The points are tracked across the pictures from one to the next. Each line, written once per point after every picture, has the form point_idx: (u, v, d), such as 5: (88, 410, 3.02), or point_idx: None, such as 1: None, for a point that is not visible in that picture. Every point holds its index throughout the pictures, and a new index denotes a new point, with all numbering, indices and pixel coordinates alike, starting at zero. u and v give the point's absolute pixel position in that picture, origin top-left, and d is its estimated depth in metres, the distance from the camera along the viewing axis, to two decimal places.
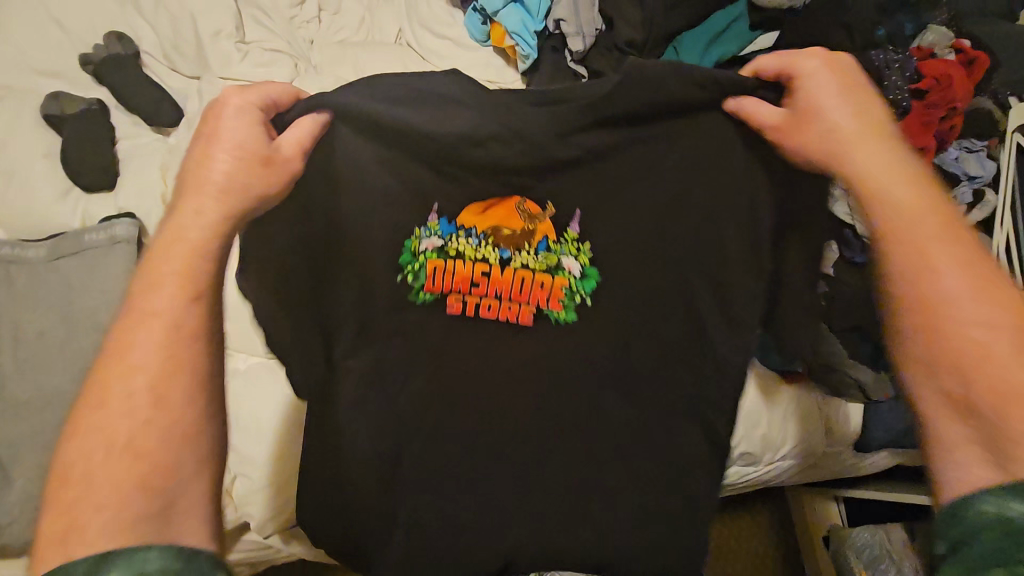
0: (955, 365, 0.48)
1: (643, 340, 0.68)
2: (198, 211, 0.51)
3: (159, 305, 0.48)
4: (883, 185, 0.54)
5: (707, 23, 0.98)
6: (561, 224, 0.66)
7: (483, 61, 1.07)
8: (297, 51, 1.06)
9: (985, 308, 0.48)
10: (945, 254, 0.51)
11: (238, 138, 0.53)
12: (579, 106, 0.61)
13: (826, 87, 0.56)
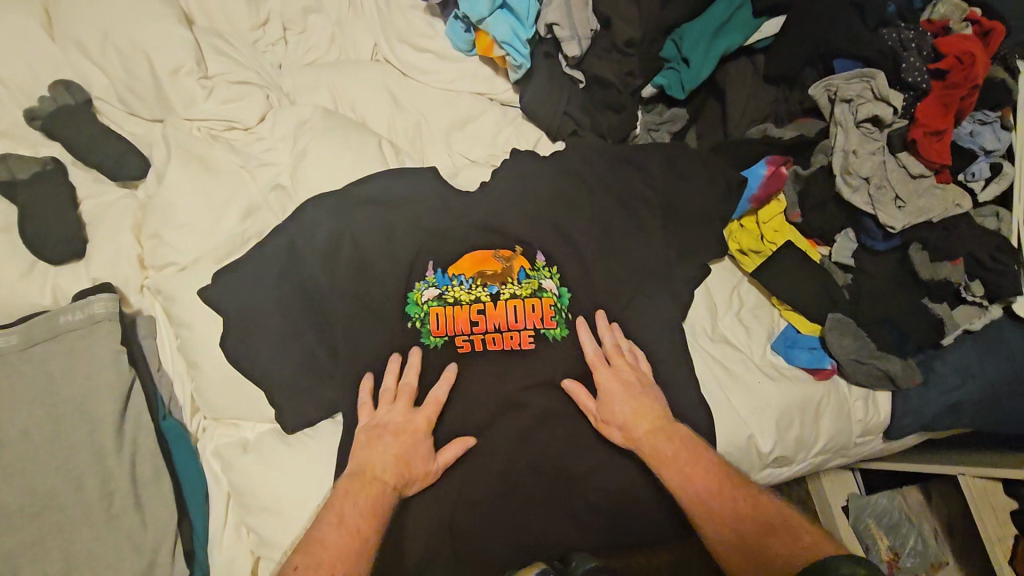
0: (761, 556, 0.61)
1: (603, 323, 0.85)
2: (363, 483, 0.68)
3: (333, 515, 0.64)
4: (679, 447, 0.73)
5: (708, 14, 0.92)
6: (530, 257, 0.85)
7: (469, 73, 1.01)
8: (267, 80, 0.98)
9: (779, 543, 0.61)
10: (714, 500, 0.67)
11: (402, 436, 0.73)
12: (538, 175, 0.91)
13: (618, 400, 0.78)
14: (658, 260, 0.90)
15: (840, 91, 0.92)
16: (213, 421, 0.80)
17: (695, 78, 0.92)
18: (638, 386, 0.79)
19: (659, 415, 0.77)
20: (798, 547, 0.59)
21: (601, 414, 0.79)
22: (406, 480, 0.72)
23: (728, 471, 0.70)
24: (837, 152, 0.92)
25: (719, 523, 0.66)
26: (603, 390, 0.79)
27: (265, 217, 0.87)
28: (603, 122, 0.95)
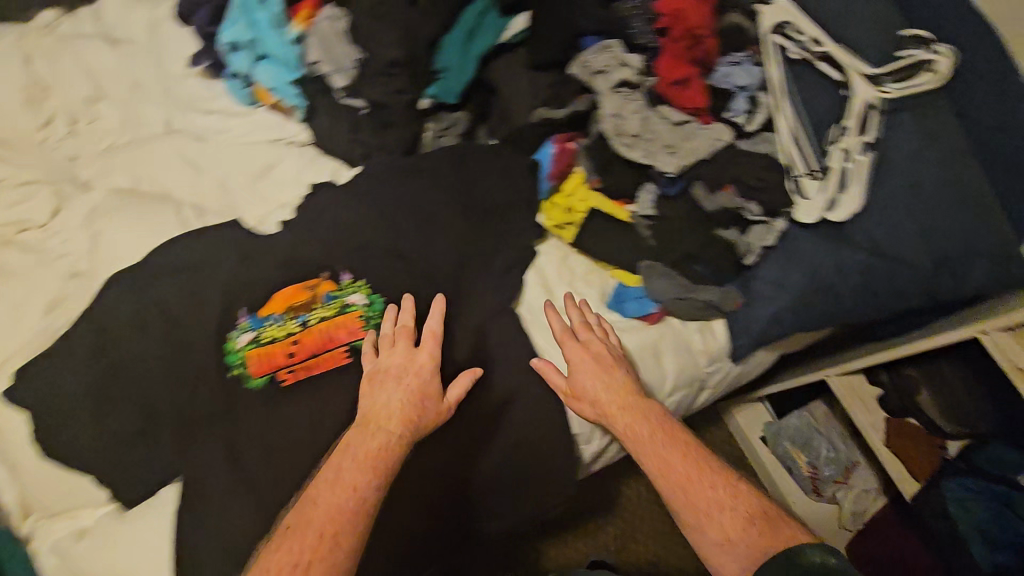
0: (693, 504, 0.81)
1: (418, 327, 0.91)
2: (365, 440, 0.77)
3: (368, 452, 0.75)
4: (637, 406, 0.92)
5: (461, 21, 0.99)
6: (335, 279, 0.90)
7: (260, 123, 1.06)
8: (58, 175, 0.99)
9: (705, 487, 0.82)
10: (667, 448, 0.87)
11: (403, 378, 0.83)
12: (347, 202, 0.96)
13: (586, 376, 0.94)
14: (502, 254, 0.99)
15: (591, 66, 1.01)
16: (54, 514, 0.80)
17: (460, 82, 0.99)
18: (609, 360, 0.96)
19: (626, 387, 0.94)
20: (731, 502, 0.80)
21: (573, 385, 0.95)
22: (417, 417, 0.81)
23: (692, 447, 0.87)
24: (604, 118, 1.01)
25: (662, 472, 0.85)
26: (577, 366, 0.96)
27: (71, 306, 0.87)
28: (389, 140, 1.00)
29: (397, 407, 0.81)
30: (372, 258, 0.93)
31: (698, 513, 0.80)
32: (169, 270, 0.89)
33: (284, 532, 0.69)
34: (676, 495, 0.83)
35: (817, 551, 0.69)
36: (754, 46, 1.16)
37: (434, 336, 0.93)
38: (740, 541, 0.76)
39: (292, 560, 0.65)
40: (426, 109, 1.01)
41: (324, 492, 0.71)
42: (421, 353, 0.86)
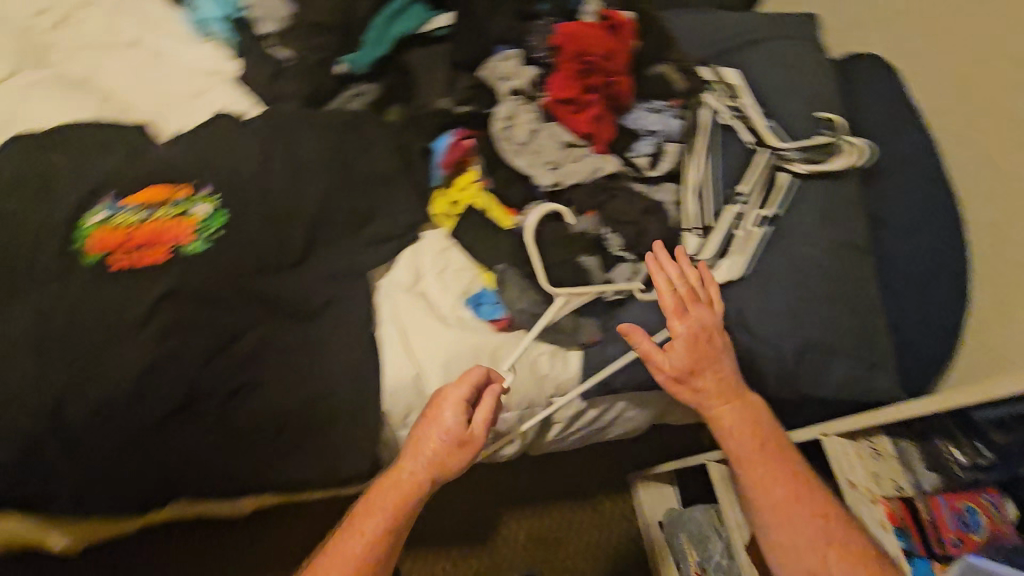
0: (802, 522, 0.87)
1: (253, 249, 0.97)
2: (413, 477, 0.94)
3: (395, 490, 0.93)
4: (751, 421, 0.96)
5: (384, 9, 1.09)
6: (195, 190, 0.98)
7: (204, 54, 1.19)
8: (28, 51, 1.13)
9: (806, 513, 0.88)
10: (770, 470, 0.92)
11: (418, 459, 0.94)
12: (336, 129, 1.07)
13: (716, 364, 0.94)
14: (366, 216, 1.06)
15: (496, 72, 1.07)
16: None
17: (370, 55, 1.09)
18: (703, 350, 0.95)
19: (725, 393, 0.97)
20: (819, 523, 0.87)
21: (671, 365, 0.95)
22: (441, 469, 0.94)
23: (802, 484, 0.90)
24: (495, 119, 1.05)
25: (786, 488, 0.90)
26: (678, 347, 0.95)
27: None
28: (295, 92, 1.08)
29: (443, 434, 0.94)
30: (243, 182, 1.00)
31: (804, 538, 0.86)
32: (59, 144, 1.00)
33: (353, 515, 0.94)
34: (774, 525, 0.89)
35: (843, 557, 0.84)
36: (677, 100, 1.15)
37: (270, 272, 0.98)
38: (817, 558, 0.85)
39: (377, 527, 0.92)
40: (341, 74, 1.10)
41: (390, 497, 0.93)
42: (478, 425, 0.94)
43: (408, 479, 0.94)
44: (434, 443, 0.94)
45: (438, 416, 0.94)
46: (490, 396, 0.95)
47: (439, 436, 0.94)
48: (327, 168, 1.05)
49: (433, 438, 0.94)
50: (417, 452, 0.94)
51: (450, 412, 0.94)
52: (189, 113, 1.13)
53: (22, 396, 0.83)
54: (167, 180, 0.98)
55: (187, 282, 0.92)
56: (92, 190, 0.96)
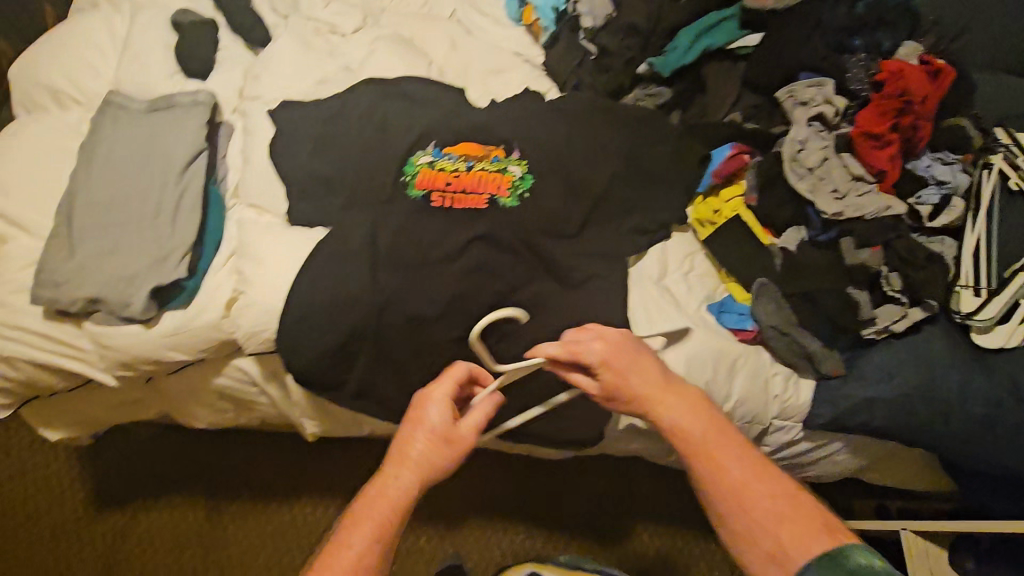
0: (736, 505, 0.84)
1: (543, 215, 1.06)
2: (393, 481, 0.87)
3: (378, 490, 0.87)
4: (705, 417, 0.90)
5: (702, 19, 1.15)
6: (507, 151, 1.08)
7: (513, 37, 1.29)
8: (370, 11, 1.31)
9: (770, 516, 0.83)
10: (729, 455, 0.88)
11: (411, 467, 0.87)
12: (626, 123, 1.15)
13: (632, 371, 0.92)
14: (637, 207, 1.13)
15: (798, 95, 1.08)
16: (245, 203, 1.07)
17: (678, 60, 1.13)
18: (632, 351, 0.94)
19: (696, 397, 0.92)
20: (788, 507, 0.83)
21: (609, 376, 0.93)
22: (431, 475, 0.88)
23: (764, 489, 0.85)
24: (788, 142, 1.08)
25: (730, 486, 0.86)
26: (601, 344, 0.94)
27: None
28: (597, 83, 1.17)
29: (437, 428, 0.90)
30: (543, 154, 1.09)
31: (751, 518, 0.83)
32: (399, 93, 1.15)
33: (344, 528, 0.85)
34: (738, 516, 0.84)
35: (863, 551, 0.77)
36: (969, 156, 1.11)
37: (550, 239, 1.06)
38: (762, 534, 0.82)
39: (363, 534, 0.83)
40: (642, 74, 1.17)
41: (379, 505, 0.85)
42: (464, 430, 0.91)
43: (403, 483, 0.86)
44: (419, 438, 0.89)
45: (431, 400, 0.91)
46: (488, 401, 0.93)
47: (420, 440, 0.89)
48: (613, 157, 1.13)
49: (414, 432, 0.90)
50: (400, 458, 0.88)
51: (435, 409, 0.90)
52: (490, 85, 1.25)
53: (355, 295, 0.97)
54: (481, 139, 1.10)
55: (487, 230, 1.02)
56: (419, 137, 1.10)
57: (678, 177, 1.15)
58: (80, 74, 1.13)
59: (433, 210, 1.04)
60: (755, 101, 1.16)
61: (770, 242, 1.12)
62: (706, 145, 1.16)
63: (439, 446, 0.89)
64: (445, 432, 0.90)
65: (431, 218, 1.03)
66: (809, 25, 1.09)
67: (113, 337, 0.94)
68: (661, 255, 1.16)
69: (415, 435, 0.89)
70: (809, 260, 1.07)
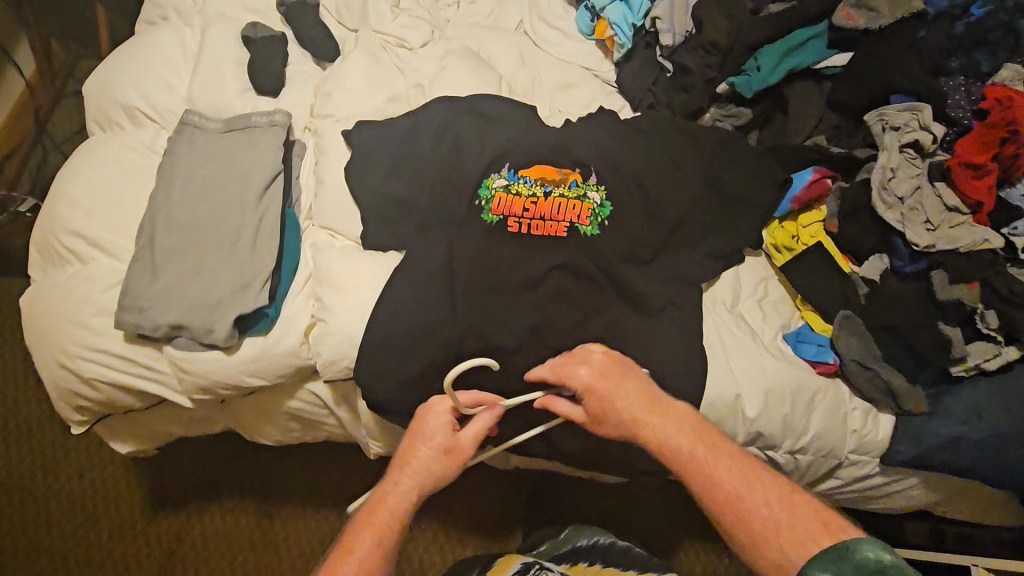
0: (733, 519, 0.79)
1: (621, 240, 1.02)
2: (408, 484, 0.87)
3: (389, 499, 0.87)
4: (697, 432, 0.86)
5: (787, 38, 1.10)
6: (585, 175, 1.05)
7: (584, 52, 1.26)
8: (436, 23, 1.29)
9: (777, 529, 0.76)
10: (716, 466, 0.82)
11: (411, 471, 0.88)
12: (705, 145, 1.11)
13: (619, 397, 0.88)
14: (716, 232, 1.09)
15: (889, 120, 1.03)
16: (319, 226, 1.06)
17: (763, 80, 1.08)
18: (620, 373, 0.91)
19: (684, 417, 0.88)
20: (790, 517, 0.76)
21: (593, 401, 0.90)
22: (432, 482, 0.88)
23: (755, 489, 0.80)
24: (877, 170, 1.03)
25: (725, 495, 0.80)
26: (593, 373, 0.89)
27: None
28: (675, 101, 1.13)
29: (440, 434, 0.90)
30: (620, 177, 1.06)
31: (756, 533, 0.77)
32: (473, 111, 1.13)
33: (345, 537, 0.85)
34: (739, 532, 0.78)
35: (871, 544, 0.69)
36: None
37: (628, 265, 1.03)
38: (767, 554, 0.75)
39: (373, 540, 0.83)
40: (721, 93, 1.13)
41: (379, 514, 0.86)
42: (465, 443, 0.89)
43: (406, 488, 0.87)
44: (422, 445, 0.90)
45: (430, 415, 0.91)
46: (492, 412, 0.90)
47: (424, 445, 0.89)
48: (691, 179, 1.09)
49: (418, 440, 0.90)
50: (403, 461, 0.89)
51: (432, 419, 0.91)
52: (561, 102, 1.22)
53: (435, 323, 0.96)
54: (556, 160, 1.08)
55: (566, 256, 1.00)
56: (493, 158, 1.08)
57: (758, 201, 1.11)
58: (154, 90, 1.13)
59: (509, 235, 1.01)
60: (839, 123, 1.11)
61: (850, 270, 1.09)
62: (786, 168, 1.12)
63: (442, 452, 0.89)
64: (448, 441, 0.89)
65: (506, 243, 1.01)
66: (905, 44, 1.03)
67: (193, 361, 0.93)
68: (734, 281, 1.13)
69: (417, 442, 0.90)
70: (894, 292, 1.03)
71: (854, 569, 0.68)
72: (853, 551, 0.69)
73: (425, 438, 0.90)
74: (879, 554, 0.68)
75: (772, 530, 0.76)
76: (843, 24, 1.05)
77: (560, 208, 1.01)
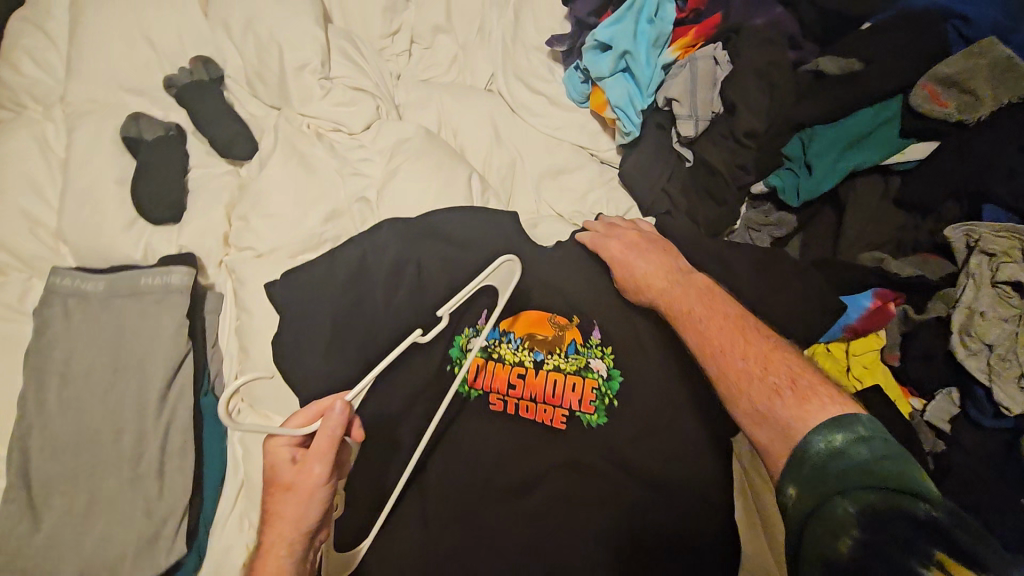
0: (739, 394, 0.61)
1: (635, 418, 0.78)
2: (276, 532, 0.60)
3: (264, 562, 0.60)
4: (727, 316, 0.68)
5: (847, 120, 0.83)
6: (585, 331, 0.81)
7: (577, 125, 0.97)
8: (382, 87, 0.99)
9: (764, 397, 0.58)
10: (734, 356, 0.63)
11: (275, 522, 0.61)
12: (740, 265, 0.85)
13: (643, 268, 0.77)
14: None
15: (981, 243, 0.80)
16: (249, 407, 0.84)
17: (814, 188, 0.83)
18: (658, 253, 0.79)
19: (705, 289, 0.73)
20: (790, 388, 0.58)
21: (620, 255, 0.80)
22: (303, 522, 0.60)
23: (748, 345, 0.64)
24: (960, 307, 0.82)
25: (715, 360, 0.65)
26: (647, 253, 0.79)
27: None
28: (700, 209, 0.87)
29: (284, 466, 0.60)
30: (631, 324, 0.82)
31: (773, 408, 0.57)
32: (433, 235, 0.85)
33: None
34: (750, 410, 0.59)
35: (823, 430, 0.52)
36: None
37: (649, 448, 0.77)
38: (764, 408, 0.58)
39: None
40: (756, 193, 0.88)
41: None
42: (316, 481, 0.59)
43: (276, 543, 0.60)
44: (276, 476, 0.61)
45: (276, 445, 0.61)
46: (326, 432, 0.57)
47: (281, 484, 0.60)
48: None
49: (269, 471, 0.62)
50: (275, 527, 0.61)
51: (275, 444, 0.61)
52: (551, 196, 0.94)
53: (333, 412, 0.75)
54: (547, 304, 0.83)
55: (563, 444, 0.79)
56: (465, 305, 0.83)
57: (803, 333, 0.88)
58: (12, 229, 0.85)
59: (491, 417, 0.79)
60: (905, 226, 0.88)
61: (910, 408, 0.91)
62: (840, 288, 0.89)
63: (298, 482, 0.59)
64: (297, 478, 0.59)
65: (485, 425, 0.81)
66: (1004, 137, 0.77)
67: None
68: None
69: (276, 496, 0.61)
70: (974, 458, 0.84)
71: (812, 474, 0.50)
72: (804, 450, 0.52)
73: (275, 465, 0.61)
74: (856, 421, 0.52)
75: (791, 422, 0.55)
76: (927, 107, 0.78)
77: (552, 382, 0.79)
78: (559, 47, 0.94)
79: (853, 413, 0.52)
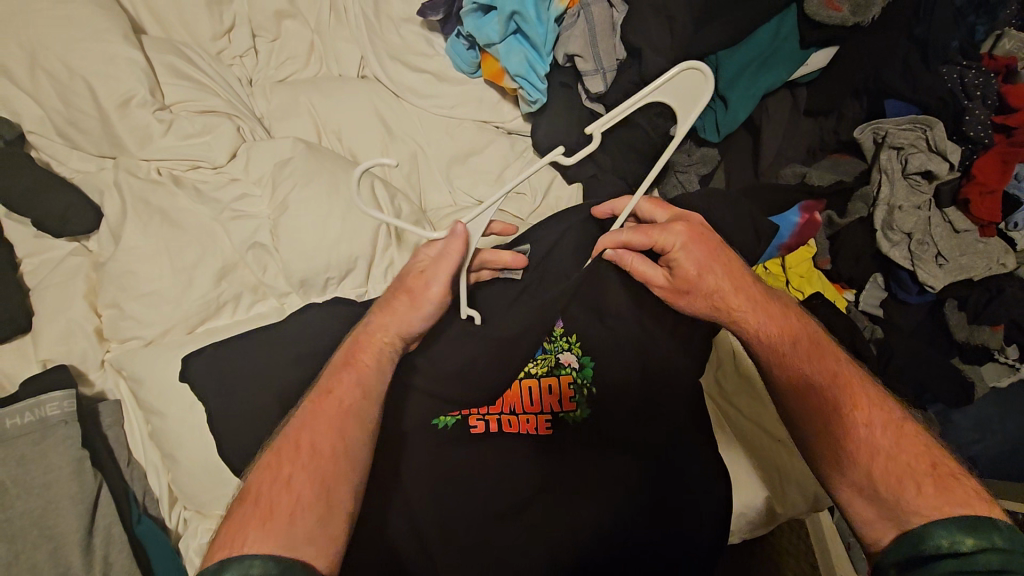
0: (859, 467, 0.54)
1: (619, 402, 0.74)
2: (403, 309, 0.62)
3: (394, 303, 0.62)
4: (842, 370, 0.60)
5: (750, 41, 0.80)
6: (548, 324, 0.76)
7: (474, 98, 0.86)
8: (234, 99, 0.82)
9: (901, 477, 0.52)
10: (861, 420, 0.56)
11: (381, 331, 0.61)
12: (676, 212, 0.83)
13: (712, 268, 0.64)
14: None
15: (889, 137, 0.82)
16: (196, 513, 0.71)
17: (731, 122, 0.82)
18: (726, 262, 0.65)
19: (800, 329, 0.64)
20: (930, 474, 0.51)
21: (686, 276, 0.64)
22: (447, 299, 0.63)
23: (889, 413, 0.56)
24: (880, 206, 0.84)
25: (841, 418, 0.57)
26: (717, 266, 0.64)
27: (261, 308, 0.76)
28: (625, 164, 0.83)
29: (427, 303, 0.61)
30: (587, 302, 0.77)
31: (897, 488, 0.52)
32: (345, 263, 0.74)
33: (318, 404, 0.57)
34: (881, 498, 0.52)
35: (947, 528, 0.47)
36: None
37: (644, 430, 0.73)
38: (889, 496, 0.52)
39: (335, 426, 0.55)
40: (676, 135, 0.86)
41: (365, 356, 0.60)
42: (429, 297, 0.61)
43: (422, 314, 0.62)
44: (408, 323, 0.62)
45: (409, 288, 0.62)
46: (453, 239, 0.58)
47: (400, 308, 0.62)
48: None
49: (383, 329, 0.62)
50: (407, 298, 0.62)
51: (410, 313, 0.61)
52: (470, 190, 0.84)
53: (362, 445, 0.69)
54: None
55: (555, 455, 0.73)
56: None
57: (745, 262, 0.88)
58: None
59: (471, 450, 0.72)
60: (815, 132, 0.89)
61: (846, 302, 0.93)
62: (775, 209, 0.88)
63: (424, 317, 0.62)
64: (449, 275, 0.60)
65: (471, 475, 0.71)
66: (892, 32, 0.79)
67: None
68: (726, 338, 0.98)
69: (415, 310, 0.61)
70: (910, 341, 0.90)
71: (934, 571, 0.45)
72: (922, 538, 0.47)
73: (406, 302, 0.62)
74: (993, 527, 0.46)
75: (921, 518, 0.49)
76: (823, 15, 0.76)
77: (530, 391, 0.74)
78: (435, 17, 0.82)
79: (993, 518, 0.47)
